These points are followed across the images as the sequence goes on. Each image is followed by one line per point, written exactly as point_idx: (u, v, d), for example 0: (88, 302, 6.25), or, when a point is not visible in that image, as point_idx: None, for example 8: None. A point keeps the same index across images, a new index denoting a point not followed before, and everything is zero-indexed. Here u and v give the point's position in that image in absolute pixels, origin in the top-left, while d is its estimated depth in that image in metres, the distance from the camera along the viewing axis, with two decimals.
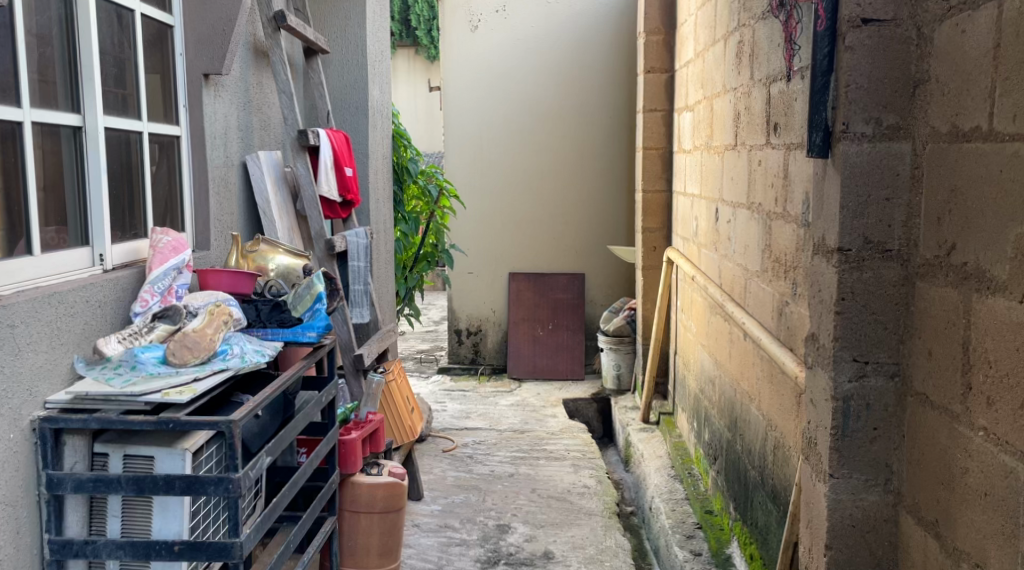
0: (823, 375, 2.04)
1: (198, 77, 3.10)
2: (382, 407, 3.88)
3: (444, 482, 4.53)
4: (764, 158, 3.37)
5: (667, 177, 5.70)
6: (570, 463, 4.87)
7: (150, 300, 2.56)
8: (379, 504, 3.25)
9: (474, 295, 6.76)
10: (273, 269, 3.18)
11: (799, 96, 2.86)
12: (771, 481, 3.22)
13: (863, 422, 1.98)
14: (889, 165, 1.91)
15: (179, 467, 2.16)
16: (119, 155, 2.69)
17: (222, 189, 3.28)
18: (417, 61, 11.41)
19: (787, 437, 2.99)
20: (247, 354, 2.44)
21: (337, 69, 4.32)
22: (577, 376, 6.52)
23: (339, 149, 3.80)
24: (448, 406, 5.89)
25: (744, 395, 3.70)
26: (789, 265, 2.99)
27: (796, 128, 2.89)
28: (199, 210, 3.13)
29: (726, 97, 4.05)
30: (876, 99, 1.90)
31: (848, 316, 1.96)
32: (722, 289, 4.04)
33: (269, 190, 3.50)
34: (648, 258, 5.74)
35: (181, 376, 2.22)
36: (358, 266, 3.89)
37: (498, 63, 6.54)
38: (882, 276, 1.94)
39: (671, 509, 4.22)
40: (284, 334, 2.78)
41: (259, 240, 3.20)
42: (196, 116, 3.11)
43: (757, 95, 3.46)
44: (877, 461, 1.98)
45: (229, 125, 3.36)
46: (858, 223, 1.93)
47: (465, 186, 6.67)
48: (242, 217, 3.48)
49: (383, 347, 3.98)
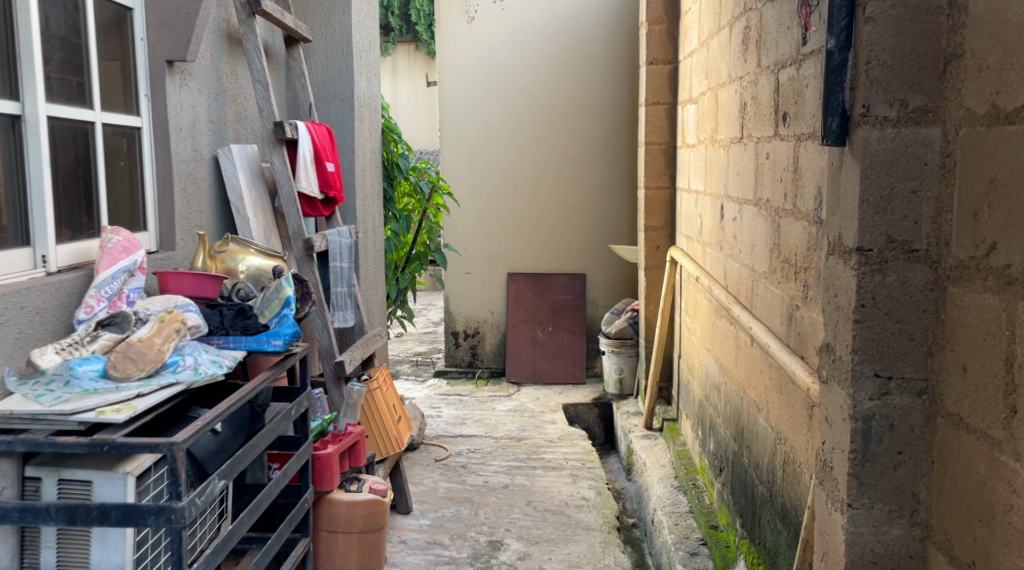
0: (839, 392, 1.81)
1: (161, 64, 2.87)
2: (365, 417, 3.65)
3: (435, 494, 4.30)
4: (772, 150, 3.13)
5: (670, 174, 5.47)
6: (568, 473, 4.64)
7: (97, 306, 2.34)
8: (358, 523, 3.04)
9: (470, 295, 6.53)
10: (243, 271, 2.95)
11: (811, 81, 2.67)
12: (780, 499, 2.99)
13: (886, 445, 1.74)
14: (916, 153, 1.67)
15: (120, 494, 1.94)
16: (68, 147, 2.48)
17: (190, 184, 3.06)
18: (418, 57, 11.17)
19: (798, 453, 2.76)
20: (202, 365, 2.21)
21: (321, 59, 4.09)
22: (577, 380, 6.28)
23: (319, 142, 3.57)
24: (443, 412, 5.66)
25: (750, 405, 3.48)
26: (800, 266, 2.78)
27: (807, 117, 2.70)
28: (163, 208, 2.91)
29: (732, 87, 3.82)
30: (900, 78, 1.66)
31: (868, 325, 1.72)
32: (728, 292, 3.80)
33: (242, 186, 3.27)
34: (651, 258, 5.51)
35: (122, 392, 1.99)
36: (340, 267, 3.68)
37: (496, 55, 6.30)
38: (908, 279, 1.70)
39: (674, 524, 3.99)
40: (246, 342, 2.52)
41: (229, 239, 2.98)
42: (160, 106, 2.88)
43: (765, 83, 3.21)
44: (902, 490, 1.75)
45: (198, 116, 3.12)
46: (880, 219, 1.69)
47: (462, 183, 6.43)
48: (213, 215, 3.25)
49: (369, 352, 3.75)
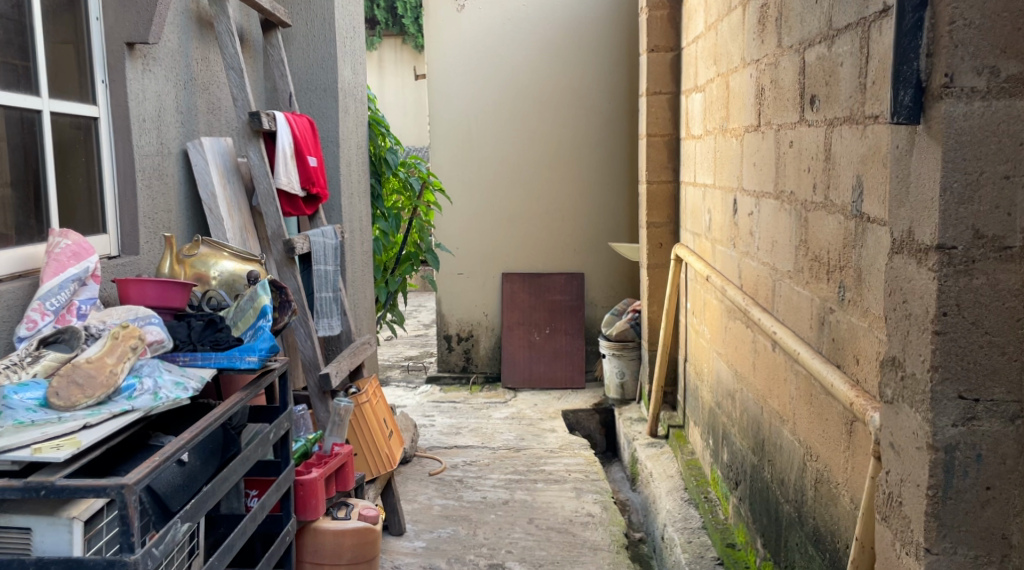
0: (912, 417, 1.54)
1: (120, 47, 2.55)
2: (354, 433, 3.35)
3: (430, 512, 4.01)
4: (797, 138, 2.86)
5: (673, 167, 5.18)
6: (571, 487, 4.35)
7: (41, 320, 2.04)
8: (346, 554, 2.76)
9: (464, 297, 6.24)
10: (214, 277, 2.63)
11: (847, 59, 2.40)
12: (812, 521, 2.73)
13: (972, 480, 1.47)
14: (1009, 131, 1.41)
15: (65, 542, 1.65)
16: (12, 139, 2.18)
17: (155, 181, 2.74)
18: (404, 51, 10.85)
19: (835, 473, 2.50)
20: (163, 388, 1.90)
21: (301, 45, 3.78)
22: (577, 384, 6.00)
23: (300, 135, 3.28)
24: (436, 420, 5.37)
25: (772, 416, 3.21)
26: (834, 264, 2.52)
27: (843, 100, 2.44)
28: (125, 207, 2.61)
29: (745, 72, 3.55)
30: (990, 41, 1.40)
31: (951, 336, 1.45)
32: (744, 293, 3.53)
33: (215, 183, 2.96)
34: (654, 256, 5.23)
35: (66, 422, 1.69)
36: (324, 270, 3.38)
37: (486, 44, 6.01)
38: (999, 281, 1.44)
39: (687, 541, 3.72)
40: (217, 359, 2.17)
41: (199, 242, 2.66)
42: (119, 93, 2.56)
43: (788, 65, 2.94)
44: (990, 532, 1.49)
45: (164, 105, 2.81)
46: (965, 211, 1.42)
47: (453, 179, 6.13)
48: (183, 216, 2.94)
49: (357, 362, 3.45)
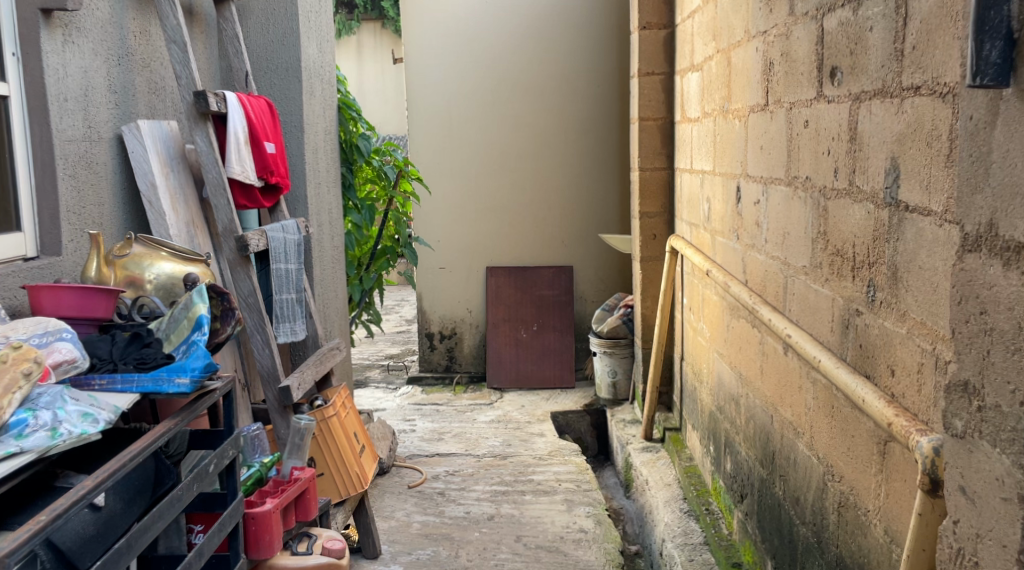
0: (994, 460, 1.22)
1: (33, 13, 2.18)
2: (319, 451, 3.00)
3: (408, 531, 3.67)
4: (814, 117, 2.52)
5: (667, 153, 4.85)
6: (562, 499, 4.03)
7: None
8: None
9: (447, 293, 5.90)
10: (150, 281, 2.29)
11: (876, 23, 2.08)
12: (834, 549, 2.42)
13: None
14: None
15: None
16: None
17: (82, 169, 2.39)
18: (384, 36, 10.49)
19: (865, 499, 2.19)
20: (64, 422, 1.56)
21: (259, 21, 3.41)
22: (567, 383, 5.68)
23: (257, 119, 2.93)
24: (417, 426, 5.02)
25: (783, 425, 2.89)
26: (863, 260, 2.19)
27: (872, 70, 2.11)
28: (42, 200, 2.25)
29: (750, 46, 3.21)
30: None
31: None
32: (749, 290, 3.20)
33: (154, 170, 2.61)
34: (647, 249, 4.90)
35: None
36: (285, 269, 3.03)
37: (468, 25, 5.64)
38: None
39: (688, 560, 3.41)
40: (139, 382, 1.83)
41: (132, 240, 2.32)
42: (33, 69, 2.20)
43: (801, 35, 2.61)
44: None
45: (94, 82, 2.45)
46: None
47: (433, 169, 5.77)
48: (117, 210, 2.59)
49: (325, 369, 3.11)
